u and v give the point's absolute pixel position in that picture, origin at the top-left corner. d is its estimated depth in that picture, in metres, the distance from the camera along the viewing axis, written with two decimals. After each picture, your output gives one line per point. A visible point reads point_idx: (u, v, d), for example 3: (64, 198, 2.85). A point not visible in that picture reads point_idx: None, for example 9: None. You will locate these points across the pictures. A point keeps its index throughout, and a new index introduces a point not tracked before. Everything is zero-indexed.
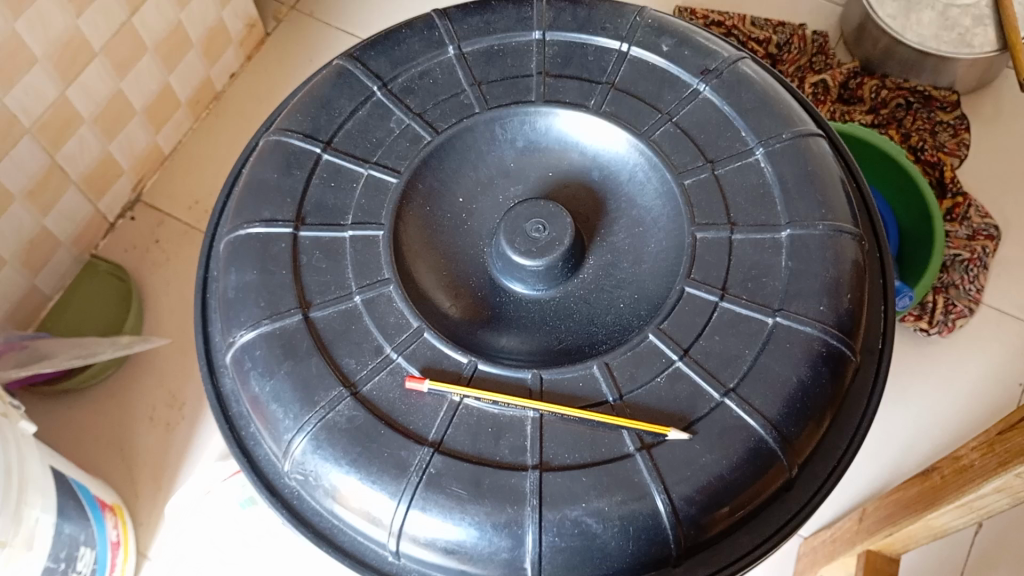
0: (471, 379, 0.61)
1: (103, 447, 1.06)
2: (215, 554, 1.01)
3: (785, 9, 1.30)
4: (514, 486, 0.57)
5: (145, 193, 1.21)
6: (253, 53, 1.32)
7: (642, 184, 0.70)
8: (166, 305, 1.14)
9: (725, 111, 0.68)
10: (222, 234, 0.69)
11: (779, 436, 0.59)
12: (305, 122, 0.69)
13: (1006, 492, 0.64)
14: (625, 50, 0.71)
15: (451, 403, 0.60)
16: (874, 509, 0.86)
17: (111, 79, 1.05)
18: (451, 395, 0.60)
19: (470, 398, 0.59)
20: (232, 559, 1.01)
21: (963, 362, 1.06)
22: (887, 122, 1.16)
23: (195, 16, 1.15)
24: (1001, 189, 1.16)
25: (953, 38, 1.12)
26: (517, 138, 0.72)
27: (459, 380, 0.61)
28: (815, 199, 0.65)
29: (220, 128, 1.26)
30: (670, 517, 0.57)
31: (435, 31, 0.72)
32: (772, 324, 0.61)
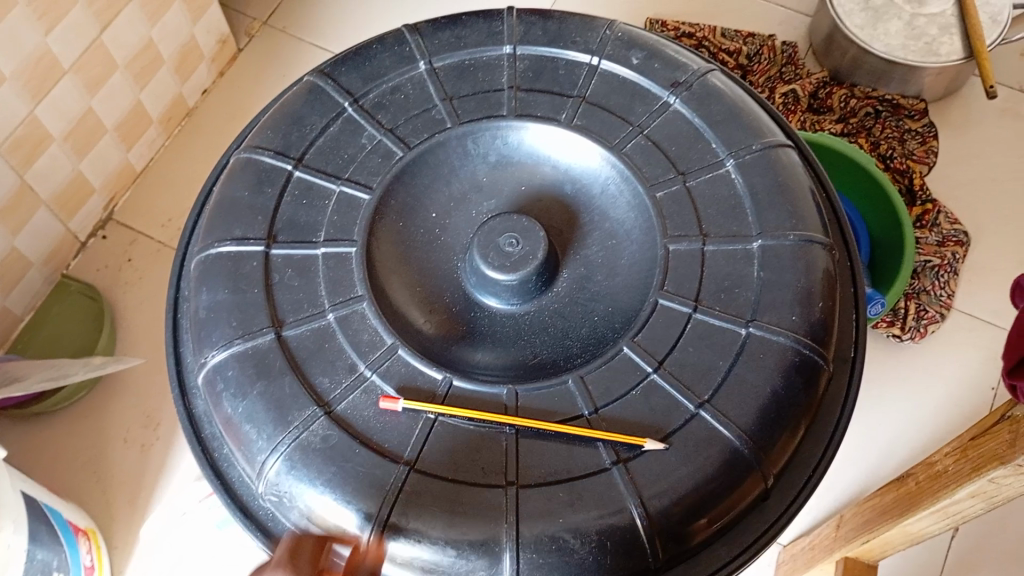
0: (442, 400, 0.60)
1: (77, 469, 1.04)
2: (215, 556, 1.00)
3: (755, 20, 1.31)
4: (490, 504, 0.57)
5: (118, 211, 1.20)
6: (226, 69, 1.31)
7: (615, 197, 0.70)
8: (140, 323, 1.13)
9: (695, 123, 0.69)
10: (193, 253, 0.69)
11: (754, 447, 0.59)
12: (276, 139, 0.69)
13: (981, 497, 0.64)
14: (595, 64, 0.71)
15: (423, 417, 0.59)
16: (851, 516, 0.87)
17: (82, 97, 1.04)
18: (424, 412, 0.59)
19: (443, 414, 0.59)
20: (233, 561, 1.00)
21: (937, 368, 1.07)
22: (856, 131, 1.18)
23: (167, 33, 1.14)
24: (970, 197, 1.17)
25: (920, 48, 1.13)
26: (488, 153, 0.72)
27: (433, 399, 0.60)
28: (786, 209, 0.65)
29: (192, 144, 1.25)
30: (648, 531, 0.57)
31: (406, 46, 0.72)
32: (746, 334, 0.61)
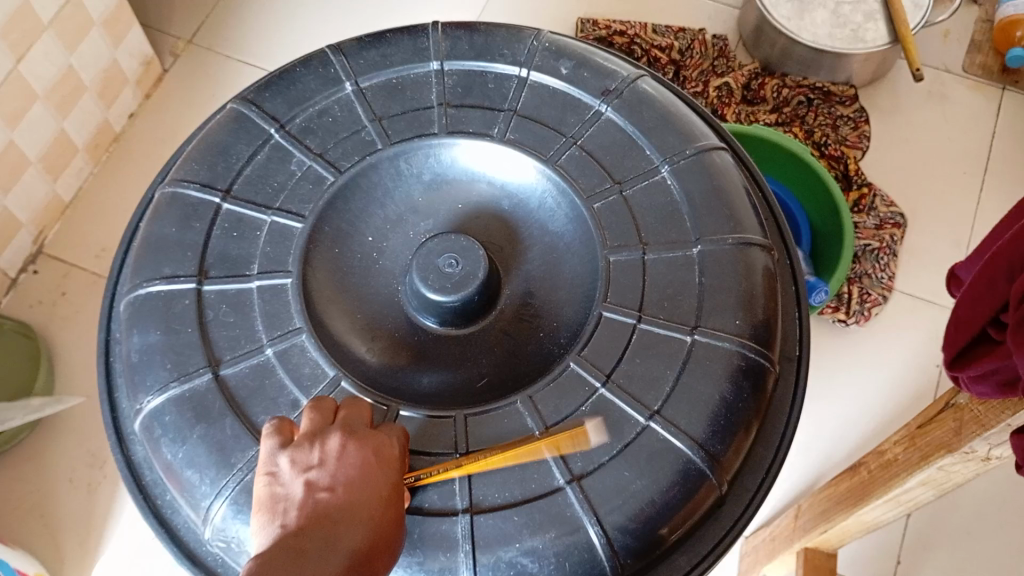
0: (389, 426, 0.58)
1: (22, 516, 1.01)
2: None
3: (684, 15, 1.31)
4: (445, 533, 0.56)
5: (47, 245, 1.16)
6: (152, 91, 1.27)
7: (552, 210, 0.69)
8: (78, 360, 1.09)
9: (628, 131, 0.68)
10: (122, 294, 0.66)
11: (707, 455, 0.59)
12: (202, 171, 0.67)
13: (931, 483, 0.65)
14: (525, 76, 0.70)
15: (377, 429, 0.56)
16: (808, 507, 0.87)
17: (1, 132, 1.00)
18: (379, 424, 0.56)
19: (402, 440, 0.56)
20: None
21: (882, 351, 1.09)
22: (791, 120, 1.19)
23: (87, 58, 1.11)
24: (904, 179, 1.19)
25: (847, 35, 1.15)
26: (422, 172, 0.70)
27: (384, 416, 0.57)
28: (723, 213, 0.65)
29: (122, 170, 1.21)
30: (606, 549, 0.56)
31: (331, 67, 0.71)
32: (692, 341, 0.61)
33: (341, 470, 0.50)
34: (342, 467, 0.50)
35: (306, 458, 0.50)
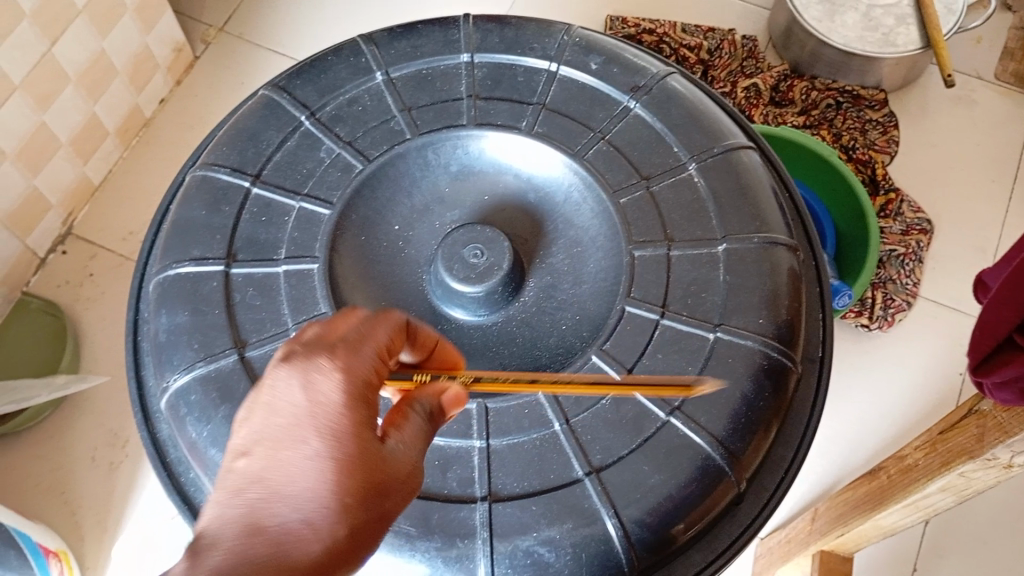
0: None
1: (44, 491, 1.02)
2: None
3: (714, 15, 1.31)
4: (463, 520, 0.56)
5: (76, 226, 1.17)
6: (182, 77, 1.29)
7: (578, 204, 0.69)
8: (103, 340, 1.11)
9: (656, 128, 0.68)
10: (151, 274, 0.67)
11: (726, 453, 0.59)
12: (232, 156, 0.68)
13: (950, 490, 0.65)
14: (554, 70, 0.70)
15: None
16: (826, 510, 0.87)
17: (32, 114, 1.01)
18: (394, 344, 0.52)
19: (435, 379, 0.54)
20: None
21: (904, 357, 1.08)
22: (818, 122, 1.19)
23: (119, 43, 1.12)
24: (931, 186, 1.18)
25: (878, 38, 1.14)
26: (449, 163, 0.71)
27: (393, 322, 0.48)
28: (748, 212, 0.65)
29: (151, 155, 1.23)
30: (623, 542, 0.57)
31: (362, 57, 0.71)
32: (714, 339, 0.61)
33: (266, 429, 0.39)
34: (268, 421, 0.39)
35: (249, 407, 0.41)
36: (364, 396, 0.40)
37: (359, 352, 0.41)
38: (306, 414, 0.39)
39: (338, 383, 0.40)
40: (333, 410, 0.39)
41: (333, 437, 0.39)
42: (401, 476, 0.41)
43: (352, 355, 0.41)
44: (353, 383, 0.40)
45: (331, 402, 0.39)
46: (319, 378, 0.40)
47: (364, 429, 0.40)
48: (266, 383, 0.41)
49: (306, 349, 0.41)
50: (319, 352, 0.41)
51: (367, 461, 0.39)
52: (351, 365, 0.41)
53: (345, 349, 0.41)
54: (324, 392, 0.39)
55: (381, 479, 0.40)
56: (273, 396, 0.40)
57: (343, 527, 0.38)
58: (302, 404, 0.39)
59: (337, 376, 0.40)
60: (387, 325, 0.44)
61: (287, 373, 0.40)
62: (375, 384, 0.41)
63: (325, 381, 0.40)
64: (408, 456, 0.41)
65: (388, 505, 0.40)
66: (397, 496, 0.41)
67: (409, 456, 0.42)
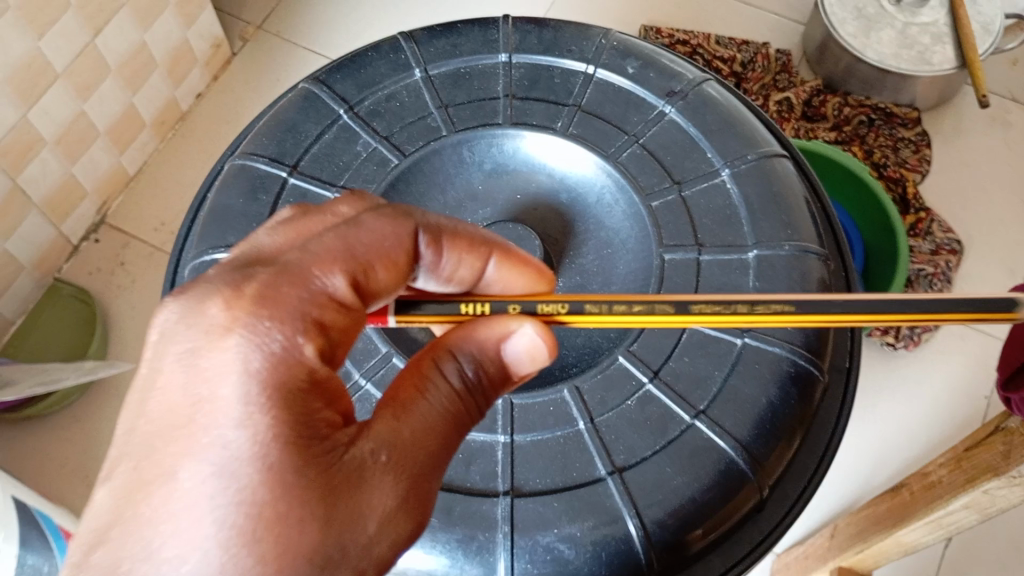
0: (495, 256, 0.50)
1: (68, 474, 1.04)
2: None
3: (749, 28, 1.31)
4: (485, 513, 0.57)
5: (110, 214, 1.19)
6: (219, 73, 1.30)
7: (610, 206, 0.69)
8: (132, 328, 1.12)
9: (691, 133, 0.69)
10: (186, 260, 0.68)
11: (749, 458, 0.59)
12: (271, 146, 0.69)
13: (974, 508, 0.64)
14: (591, 72, 0.71)
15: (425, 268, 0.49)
16: (845, 526, 0.87)
17: (73, 102, 1.03)
18: (417, 242, 0.47)
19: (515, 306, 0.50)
20: None
21: (928, 377, 1.07)
22: (850, 139, 1.18)
23: (159, 36, 1.14)
24: (963, 206, 1.18)
25: (913, 57, 1.13)
26: (484, 161, 0.71)
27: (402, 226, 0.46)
28: (781, 220, 0.65)
29: (185, 148, 1.25)
30: (643, 542, 0.57)
31: (401, 54, 0.72)
32: (742, 344, 0.61)
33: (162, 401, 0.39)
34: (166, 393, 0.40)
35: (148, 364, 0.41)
36: (292, 390, 0.40)
37: (297, 288, 0.41)
38: (195, 411, 0.39)
39: (254, 379, 0.39)
40: (246, 418, 0.38)
41: (256, 448, 0.38)
42: (405, 464, 0.43)
43: (279, 304, 0.41)
44: (273, 376, 0.39)
45: (242, 408, 0.38)
46: (229, 363, 0.39)
47: (298, 432, 0.39)
48: (163, 347, 0.41)
49: (229, 283, 0.41)
50: (244, 293, 0.41)
51: (325, 463, 0.40)
52: (253, 333, 0.40)
53: (282, 279, 0.41)
54: (231, 393, 0.39)
55: (356, 476, 0.41)
56: (162, 387, 0.40)
57: (314, 532, 0.39)
58: (190, 395, 0.39)
59: (259, 351, 0.39)
60: (346, 261, 0.43)
61: (191, 311, 0.41)
62: (307, 368, 0.41)
63: (234, 376, 0.39)
64: (395, 441, 0.43)
65: (383, 500, 0.42)
66: (400, 487, 0.42)
67: (400, 441, 0.43)
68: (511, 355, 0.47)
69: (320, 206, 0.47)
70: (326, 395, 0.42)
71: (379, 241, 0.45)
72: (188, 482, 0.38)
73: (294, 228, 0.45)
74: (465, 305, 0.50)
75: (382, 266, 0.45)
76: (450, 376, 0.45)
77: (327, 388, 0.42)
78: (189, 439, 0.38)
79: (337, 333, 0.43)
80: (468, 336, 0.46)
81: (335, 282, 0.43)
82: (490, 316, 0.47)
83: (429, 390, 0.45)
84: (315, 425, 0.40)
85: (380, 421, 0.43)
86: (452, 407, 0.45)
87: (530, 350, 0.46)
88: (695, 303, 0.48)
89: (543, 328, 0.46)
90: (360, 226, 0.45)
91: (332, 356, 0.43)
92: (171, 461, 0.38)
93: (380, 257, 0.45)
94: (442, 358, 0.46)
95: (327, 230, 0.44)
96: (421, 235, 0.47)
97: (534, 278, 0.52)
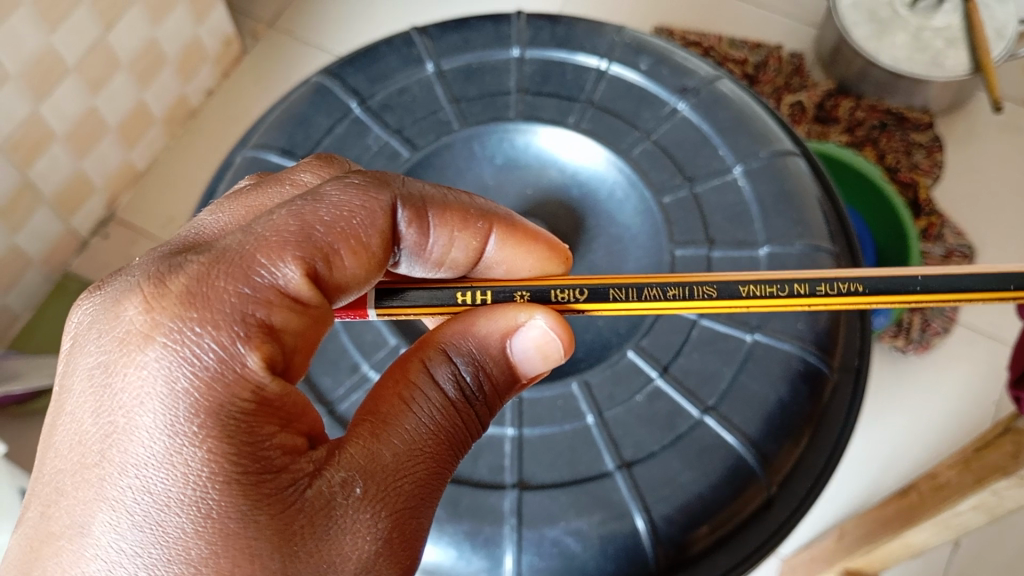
0: (494, 231, 0.50)
1: None
2: None
3: (762, 30, 1.31)
4: (493, 505, 0.57)
5: (120, 210, 1.20)
6: (230, 70, 1.31)
7: (621, 202, 0.69)
8: None
9: (703, 130, 0.69)
10: None
11: (758, 454, 0.59)
12: (282, 138, 0.69)
13: (982, 509, 0.64)
14: (604, 68, 0.71)
15: (411, 249, 0.47)
16: (852, 528, 0.87)
17: (84, 96, 1.04)
18: (398, 219, 0.45)
19: (523, 292, 0.48)
20: None
21: (940, 382, 1.06)
22: (862, 142, 1.18)
23: (171, 33, 1.14)
24: (975, 211, 1.17)
25: (926, 60, 1.10)
26: (495, 155, 0.71)
27: (376, 199, 0.43)
28: (793, 217, 0.65)
29: (195, 145, 1.25)
30: (650, 537, 0.56)
31: (414, 48, 0.72)
32: (751, 341, 0.61)
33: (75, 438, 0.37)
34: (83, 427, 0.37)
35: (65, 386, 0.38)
36: (230, 414, 0.37)
37: (239, 279, 0.38)
38: (109, 445, 0.36)
39: (180, 403, 0.36)
40: (173, 454, 0.36)
41: (190, 488, 0.36)
42: (385, 494, 0.40)
43: (213, 303, 0.37)
44: (204, 402, 0.36)
45: (168, 442, 0.36)
46: (148, 385, 0.36)
47: (243, 464, 0.36)
48: (72, 363, 0.38)
49: (152, 277, 0.38)
50: (170, 290, 0.37)
51: (282, 500, 0.37)
52: (181, 346, 0.36)
53: (219, 268, 0.38)
54: (152, 423, 0.36)
55: (324, 513, 0.38)
56: (73, 413, 0.37)
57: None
58: (101, 425, 0.37)
59: (187, 367, 0.36)
60: (300, 244, 0.40)
61: (104, 315, 0.38)
62: (248, 384, 0.37)
63: (156, 401, 0.36)
64: (373, 467, 0.40)
65: (362, 536, 0.39)
66: (383, 519, 0.39)
67: (380, 468, 0.40)
68: (518, 350, 0.45)
69: (278, 175, 0.48)
70: (278, 416, 0.39)
71: (340, 220, 0.42)
72: (104, 531, 0.36)
73: (246, 204, 0.46)
74: (460, 294, 0.48)
75: (347, 249, 0.41)
76: (439, 387, 0.43)
77: (280, 409, 0.39)
78: (104, 478, 0.36)
79: (289, 328, 0.39)
80: (467, 331, 0.45)
81: (288, 271, 0.39)
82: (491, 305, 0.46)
83: (412, 406, 0.42)
84: (267, 454, 0.38)
85: (352, 445, 0.40)
86: (428, 427, 0.42)
87: (541, 345, 0.45)
88: (743, 285, 0.47)
89: (553, 320, 0.45)
90: (322, 199, 0.42)
91: (282, 366, 0.39)
92: (81, 505, 0.36)
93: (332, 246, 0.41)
94: (429, 364, 0.44)
95: (280, 207, 0.41)
96: (403, 211, 0.45)
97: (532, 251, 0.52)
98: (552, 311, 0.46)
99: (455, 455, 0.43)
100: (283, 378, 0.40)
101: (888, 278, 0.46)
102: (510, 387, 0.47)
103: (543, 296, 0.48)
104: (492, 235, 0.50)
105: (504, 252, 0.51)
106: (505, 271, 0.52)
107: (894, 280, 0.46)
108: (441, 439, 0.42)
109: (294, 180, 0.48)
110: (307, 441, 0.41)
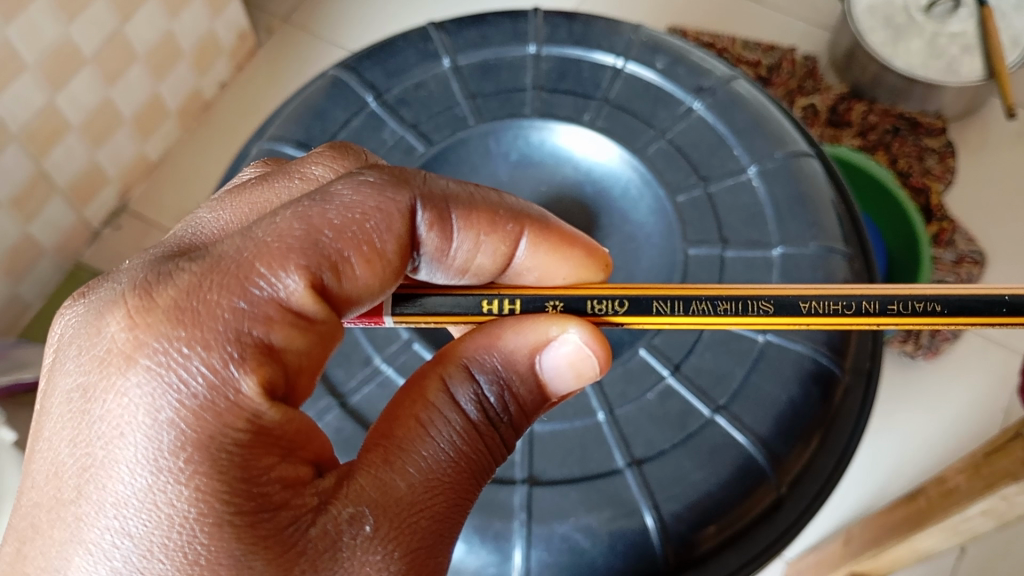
0: (526, 232, 0.49)
1: None
2: None
3: (776, 33, 1.31)
4: (502, 501, 0.57)
5: (132, 202, 1.20)
6: (243, 65, 1.31)
7: (635, 201, 0.69)
8: None
9: (719, 131, 0.69)
10: None
11: (768, 454, 0.59)
12: (298, 130, 0.70)
13: (991, 515, 0.64)
14: (620, 66, 0.71)
15: (432, 253, 0.47)
16: (859, 533, 0.86)
17: (100, 88, 1.04)
18: (418, 221, 0.45)
19: (555, 303, 0.48)
20: None
21: (949, 389, 1.05)
22: (875, 146, 1.18)
23: (187, 27, 1.14)
24: (987, 217, 1.17)
25: (940, 68, 1.10)
26: (510, 151, 0.71)
27: (393, 199, 0.43)
28: (807, 220, 0.65)
29: (208, 139, 1.26)
30: (659, 534, 0.56)
31: (431, 43, 0.72)
32: (764, 342, 0.61)
33: (51, 471, 0.36)
34: (57, 459, 0.36)
35: (44, 413, 0.38)
36: (223, 447, 0.36)
37: (235, 293, 0.37)
38: (86, 481, 0.35)
39: (164, 435, 0.35)
40: (156, 491, 0.35)
41: (175, 532, 0.35)
42: (398, 530, 0.39)
43: (204, 319, 0.37)
44: (193, 434, 0.36)
45: (150, 479, 0.35)
46: (129, 414, 0.35)
47: (236, 502, 0.36)
48: (52, 385, 0.38)
49: (139, 288, 0.38)
50: (157, 304, 0.37)
51: (280, 541, 0.36)
52: (164, 374, 0.36)
53: (212, 280, 0.37)
54: (134, 457, 0.35)
55: (329, 554, 0.37)
56: (50, 442, 0.37)
57: None
58: (79, 458, 0.36)
59: (173, 393, 0.36)
60: (305, 252, 0.39)
61: (85, 331, 0.38)
62: (243, 412, 0.37)
63: (138, 434, 0.35)
64: (387, 501, 0.39)
65: None
66: (397, 561, 0.38)
67: (395, 502, 0.39)
68: (549, 365, 0.45)
69: (288, 167, 0.49)
70: (278, 447, 0.38)
71: (351, 224, 0.41)
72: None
73: (248, 202, 0.46)
74: (484, 303, 0.48)
75: (358, 258, 0.41)
76: (461, 409, 0.43)
77: (280, 438, 0.38)
78: (81, 518, 0.35)
79: (290, 346, 0.39)
80: (493, 346, 0.45)
81: (291, 281, 0.38)
82: (521, 318, 0.45)
83: (432, 431, 0.42)
84: (264, 490, 0.37)
85: (364, 476, 0.40)
86: (443, 460, 0.41)
87: (575, 361, 0.45)
88: (803, 300, 0.46)
89: (588, 334, 0.44)
90: (331, 199, 0.41)
91: (283, 389, 0.39)
92: (55, 547, 0.35)
93: (341, 251, 0.40)
94: (451, 384, 0.43)
95: (286, 208, 0.40)
96: (423, 212, 0.45)
97: (566, 254, 0.50)
98: (587, 325, 0.45)
99: (475, 484, 0.43)
100: (284, 403, 0.39)
101: (964, 296, 0.46)
102: (534, 406, 0.46)
103: (578, 306, 0.48)
104: (523, 237, 0.49)
105: (537, 257, 0.50)
106: (537, 277, 0.50)
107: (978, 300, 0.45)
108: (461, 468, 0.42)
109: (303, 173, 0.49)
110: (314, 469, 0.40)
